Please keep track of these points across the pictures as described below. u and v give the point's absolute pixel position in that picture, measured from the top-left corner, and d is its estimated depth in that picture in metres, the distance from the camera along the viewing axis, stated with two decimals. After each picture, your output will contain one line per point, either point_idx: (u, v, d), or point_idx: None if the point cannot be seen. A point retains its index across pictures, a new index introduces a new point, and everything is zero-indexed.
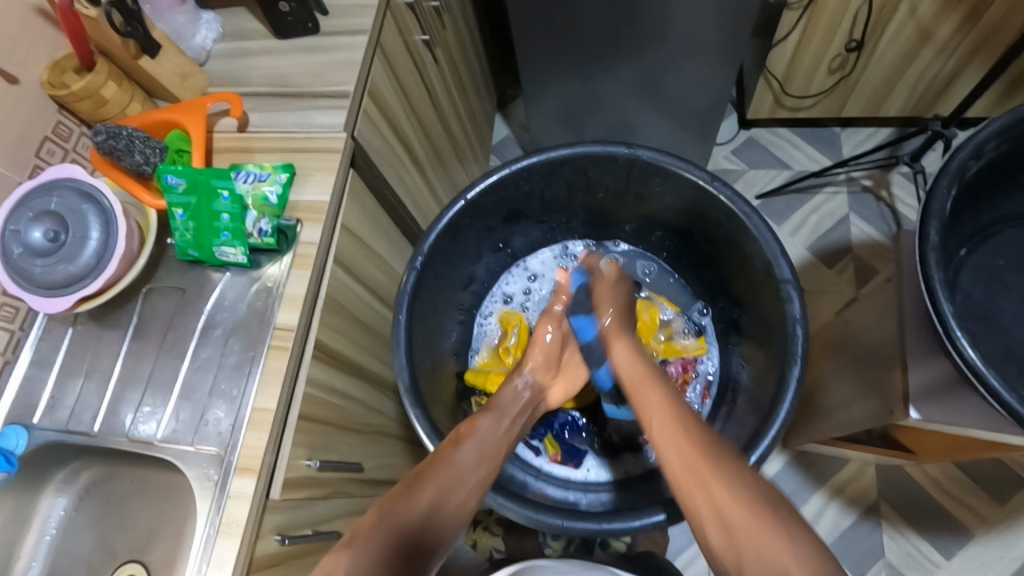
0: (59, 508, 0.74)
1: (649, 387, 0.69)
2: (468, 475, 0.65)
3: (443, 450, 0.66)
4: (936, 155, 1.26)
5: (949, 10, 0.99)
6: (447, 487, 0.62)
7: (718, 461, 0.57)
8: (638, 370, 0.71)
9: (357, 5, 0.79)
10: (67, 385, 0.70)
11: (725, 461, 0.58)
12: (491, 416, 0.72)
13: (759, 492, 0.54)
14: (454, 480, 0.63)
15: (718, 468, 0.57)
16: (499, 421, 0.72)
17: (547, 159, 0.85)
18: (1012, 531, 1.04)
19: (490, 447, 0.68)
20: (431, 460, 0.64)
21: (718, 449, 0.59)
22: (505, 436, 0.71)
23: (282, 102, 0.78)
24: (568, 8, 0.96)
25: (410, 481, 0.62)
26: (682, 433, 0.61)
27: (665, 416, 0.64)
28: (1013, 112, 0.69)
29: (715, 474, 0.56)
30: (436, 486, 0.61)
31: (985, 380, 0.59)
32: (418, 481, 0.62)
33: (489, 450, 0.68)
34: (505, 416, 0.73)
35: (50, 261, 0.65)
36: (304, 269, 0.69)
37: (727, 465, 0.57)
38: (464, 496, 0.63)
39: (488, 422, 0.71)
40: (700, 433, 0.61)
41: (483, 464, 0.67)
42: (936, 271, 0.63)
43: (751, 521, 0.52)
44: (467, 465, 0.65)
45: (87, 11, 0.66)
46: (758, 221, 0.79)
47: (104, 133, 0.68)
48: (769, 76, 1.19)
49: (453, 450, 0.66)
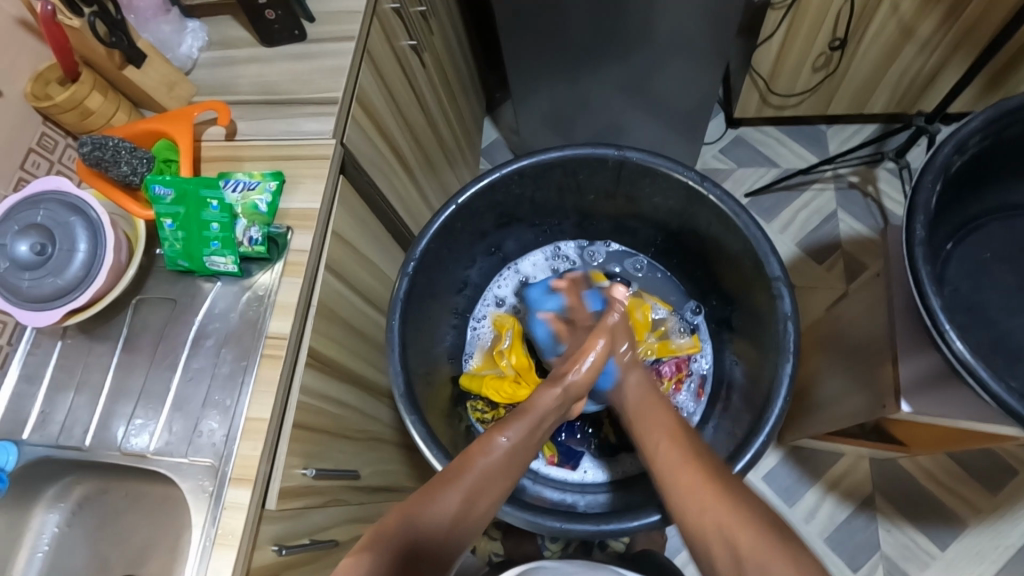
0: (51, 524, 0.73)
1: (658, 415, 0.73)
2: (497, 477, 0.67)
3: (471, 449, 0.69)
4: (920, 151, 1.27)
5: (929, 8, 1.00)
6: (479, 488, 0.66)
7: (723, 485, 0.60)
8: (649, 401, 0.76)
9: (343, 11, 0.79)
10: (57, 399, 0.69)
11: (729, 484, 0.60)
12: (521, 426, 0.72)
13: (768, 521, 0.55)
14: (483, 483, 0.66)
15: (719, 492, 0.60)
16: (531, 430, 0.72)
17: (536, 162, 0.85)
18: (1005, 521, 1.05)
19: (519, 453, 0.70)
20: (460, 462, 0.67)
21: (721, 472, 0.63)
22: (535, 443, 0.73)
23: (270, 110, 0.77)
24: (553, 11, 0.96)
25: (438, 482, 0.64)
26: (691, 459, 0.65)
27: (669, 445, 0.68)
28: (996, 108, 0.70)
29: (722, 496, 0.59)
30: (468, 486, 0.64)
31: (973, 371, 0.60)
32: (447, 480, 0.64)
33: (515, 459, 0.70)
34: (534, 428, 0.73)
35: (38, 275, 0.64)
36: (295, 277, 0.68)
37: (732, 487, 0.60)
38: (492, 491, 0.66)
39: (524, 429, 0.72)
40: (713, 465, 0.63)
41: (507, 475, 0.68)
42: (923, 265, 0.64)
43: (745, 539, 0.54)
44: (495, 469, 0.67)
45: (70, 22, 0.66)
46: (748, 220, 0.79)
47: (90, 144, 0.67)
48: (754, 75, 1.20)
49: (484, 455, 0.68)
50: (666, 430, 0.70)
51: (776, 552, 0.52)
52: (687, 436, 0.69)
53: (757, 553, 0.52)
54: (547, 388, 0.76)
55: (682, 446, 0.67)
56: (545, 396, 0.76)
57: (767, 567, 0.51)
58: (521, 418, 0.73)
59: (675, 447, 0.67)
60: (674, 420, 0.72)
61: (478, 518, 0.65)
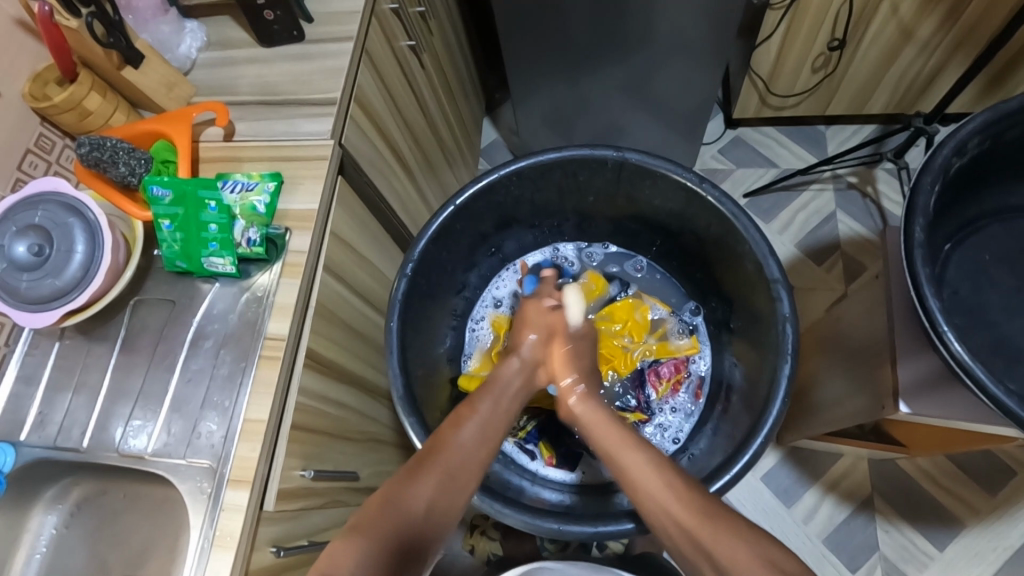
0: (49, 526, 0.73)
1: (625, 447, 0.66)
2: (471, 453, 0.64)
3: (443, 431, 0.66)
4: (919, 151, 1.27)
5: (929, 9, 1.00)
6: (450, 478, 0.62)
7: (718, 522, 0.58)
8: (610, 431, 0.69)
9: (342, 12, 0.79)
10: (56, 400, 0.69)
11: (722, 518, 0.58)
12: (490, 398, 0.71)
13: (774, 558, 0.54)
14: (456, 465, 0.63)
15: (712, 534, 0.57)
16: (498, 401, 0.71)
17: (536, 163, 0.85)
18: (1004, 522, 1.05)
19: (492, 425, 0.68)
20: (433, 443, 0.64)
21: (711, 509, 0.59)
22: (504, 417, 0.70)
23: (269, 110, 0.77)
24: (552, 11, 0.96)
25: (411, 471, 0.61)
26: (678, 493, 0.60)
27: (653, 474, 0.62)
28: (995, 109, 0.70)
29: (716, 534, 0.57)
30: (441, 471, 0.61)
31: (971, 374, 0.60)
32: (420, 468, 0.61)
33: (490, 430, 0.67)
34: (502, 398, 0.72)
35: (37, 275, 0.64)
36: (294, 278, 0.68)
37: (723, 524, 0.57)
38: (466, 478, 0.63)
39: (487, 405, 0.70)
40: (701, 503, 0.59)
41: (485, 441, 0.66)
42: (922, 267, 0.64)
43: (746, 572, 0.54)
44: (470, 444, 0.65)
45: (68, 23, 0.66)
46: (747, 222, 0.79)
47: (87, 145, 0.67)
48: (754, 76, 1.20)
49: (454, 433, 0.65)
50: (648, 454, 0.64)
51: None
52: (669, 469, 0.63)
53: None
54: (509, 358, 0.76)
55: (666, 475, 0.62)
56: (506, 366, 0.75)
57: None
58: (486, 390, 0.72)
59: (658, 476, 0.62)
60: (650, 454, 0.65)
61: (450, 505, 0.61)
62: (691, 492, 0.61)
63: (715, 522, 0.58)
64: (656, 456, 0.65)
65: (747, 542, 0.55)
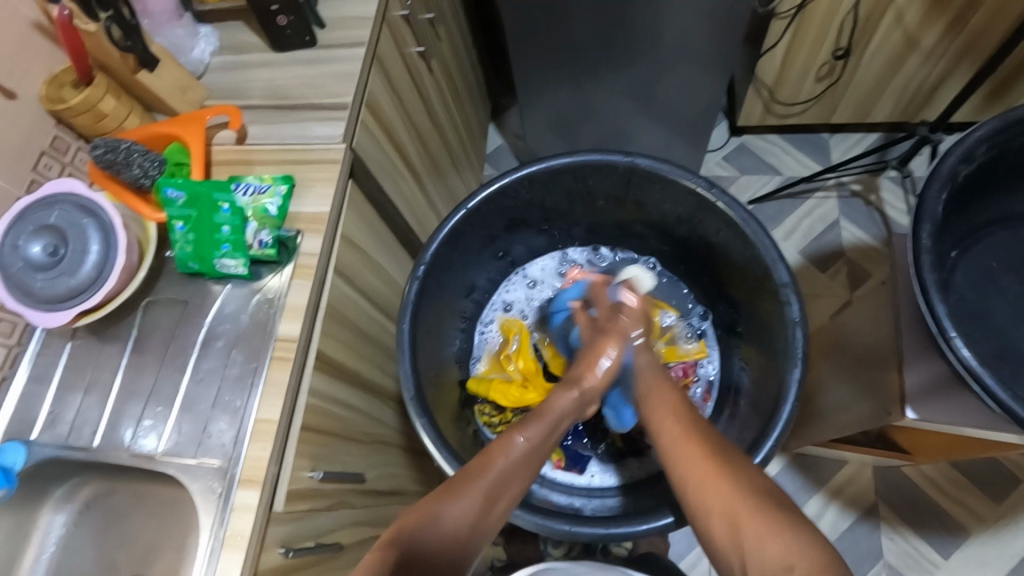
0: (58, 525, 0.73)
1: (665, 415, 0.68)
2: (524, 469, 0.64)
3: (490, 448, 0.65)
4: (924, 159, 1.28)
5: (933, 19, 1.01)
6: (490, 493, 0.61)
7: (727, 461, 0.59)
8: (662, 391, 0.72)
9: (355, 18, 0.80)
10: (67, 400, 0.69)
11: (731, 459, 0.59)
12: (536, 425, 0.67)
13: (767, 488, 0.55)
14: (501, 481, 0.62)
15: (728, 469, 0.58)
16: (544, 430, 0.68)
17: (546, 167, 0.86)
18: (1009, 530, 1.05)
19: (535, 454, 0.66)
20: (474, 466, 0.63)
21: (728, 452, 0.60)
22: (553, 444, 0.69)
23: (280, 114, 0.78)
24: (561, 17, 0.97)
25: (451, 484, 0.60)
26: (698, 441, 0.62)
27: (671, 421, 0.67)
28: (1001, 118, 0.71)
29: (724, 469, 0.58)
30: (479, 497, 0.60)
31: (980, 380, 0.60)
32: (453, 487, 0.60)
33: (534, 456, 0.66)
34: (549, 428, 0.68)
35: (51, 275, 0.65)
36: (305, 280, 0.69)
37: (736, 466, 0.58)
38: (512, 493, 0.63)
39: (541, 432, 0.68)
40: (717, 445, 0.61)
41: (531, 465, 0.65)
42: (929, 273, 0.64)
43: (744, 511, 0.53)
44: (511, 469, 0.63)
45: (86, 26, 0.67)
46: (756, 227, 0.80)
47: (103, 147, 0.68)
48: (759, 84, 1.21)
49: (498, 451, 0.64)
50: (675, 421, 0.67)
51: (774, 528, 0.50)
52: (691, 419, 0.66)
53: (752, 523, 0.52)
54: (564, 392, 0.72)
55: (687, 432, 0.64)
56: (556, 400, 0.71)
57: (764, 548, 0.50)
58: (538, 419, 0.68)
59: (681, 431, 0.64)
60: (680, 405, 0.69)
61: (494, 519, 0.60)
62: (708, 439, 0.63)
63: (730, 460, 0.59)
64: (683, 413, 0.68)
65: (744, 479, 0.57)
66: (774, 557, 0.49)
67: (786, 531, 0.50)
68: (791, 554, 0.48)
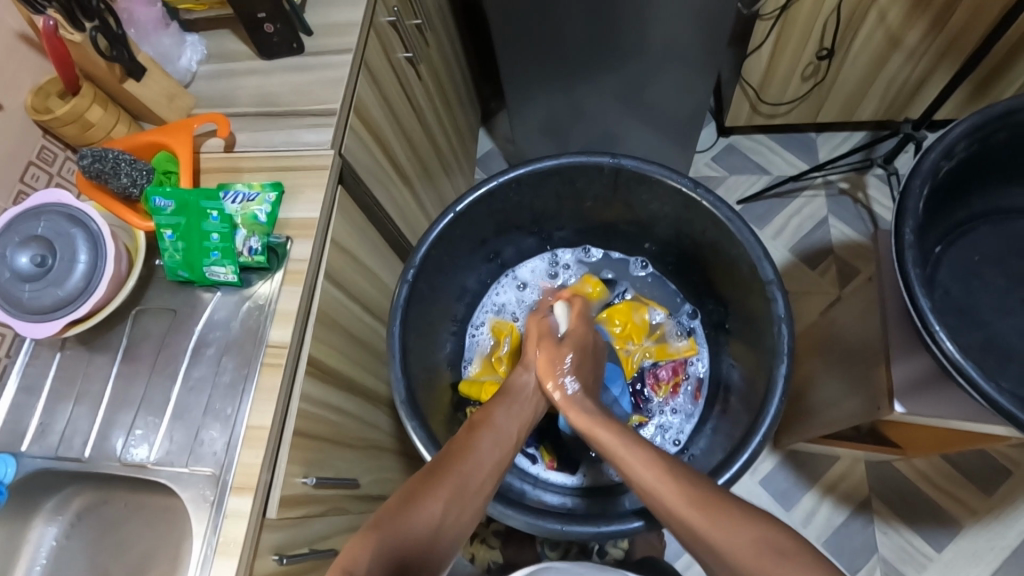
0: (50, 537, 0.73)
1: (624, 443, 0.66)
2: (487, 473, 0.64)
3: (460, 438, 0.66)
4: (908, 157, 1.29)
5: (914, 18, 1.03)
6: (461, 491, 0.60)
7: (710, 505, 0.56)
8: (608, 427, 0.68)
9: (342, 24, 0.80)
10: (57, 411, 0.69)
11: (716, 501, 0.56)
12: (503, 406, 0.71)
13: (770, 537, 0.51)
14: (472, 468, 0.63)
15: (710, 514, 0.55)
16: (510, 410, 0.72)
17: (533, 170, 0.86)
18: (1002, 522, 1.06)
19: (506, 439, 0.68)
20: (447, 454, 0.63)
21: (710, 493, 0.57)
22: (519, 426, 0.71)
23: (269, 121, 0.78)
24: (547, 21, 0.97)
25: (426, 479, 0.60)
26: (673, 482, 0.59)
27: (644, 467, 0.62)
28: (979, 114, 0.71)
29: (711, 517, 0.54)
30: (448, 493, 0.59)
31: (963, 372, 0.61)
32: (431, 481, 0.60)
33: (504, 443, 0.67)
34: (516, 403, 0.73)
35: (39, 286, 0.64)
36: (295, 286, 0.69)
37: (724, 509, 0.55)
38: (480, 487, 0.62)
39: (502, 416, 0.70)
40: (696, 487, 0.58)
41: (502, 453, 0.66)
42: (912, 268, 0.65)
43: (749, 567, 0.50)
44: (486, 453, 0.65)
45: (72, 37, 0.67)
46: (741, 225, 0.80)
47: (90, 156, 0.68)
48: (745, 85, 1.22)
49: (471, 439, 0.65)
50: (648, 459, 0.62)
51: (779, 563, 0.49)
52: (664, 460, 0.62)
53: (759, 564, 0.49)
54: (520, 370, 0.78)
55: (660, 470, 0.61)
56: (519, 378, 0.77)
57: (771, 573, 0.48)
58: (502, 398, 0.73)
59: (650, 474, 0.61)
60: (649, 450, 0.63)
61: (462, 517, 0.59)
62: (685, 478, 0.59)
63: (713, 502, 0.56)
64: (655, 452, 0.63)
65: (743, 521, 0.53)
66: None
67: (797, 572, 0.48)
68: None
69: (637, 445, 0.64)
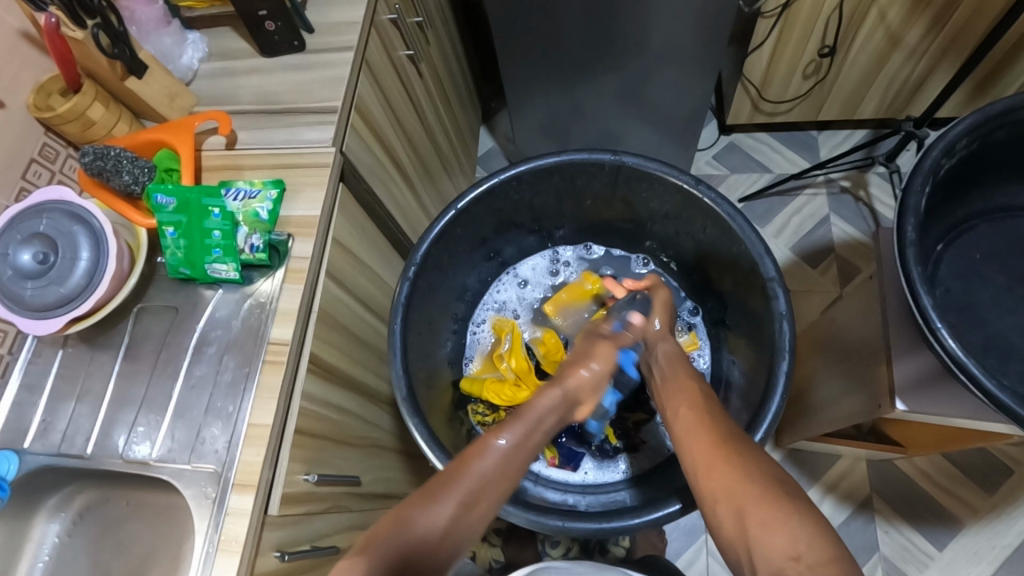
0: (52, 534, 0.73)
1: (683, 381, 0.73)
2: (500, 476, 0.64)
3: (477, 444, 0.66)
4: (910, 155, 1.29)
5: (915, 16, 1.03)
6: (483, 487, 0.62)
7: (731, 448, 0.60)
8: (679, 368, 0.75)
9: (342, 22, 0.80)
10: (59, 408, 0.69)
11: (739, 446, 0.61)
12: (518, 428, 0.68)
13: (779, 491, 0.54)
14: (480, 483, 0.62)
15: (732, 455, 0.60)
16: (528, 430, 0.68)
17: (534, 167, 0.86)
18: (1003, 520, 1.06)
19: (516, 455, 0.66)
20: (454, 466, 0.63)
21: (734, 438, 0.62)
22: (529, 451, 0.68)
23: (270, 119, 0.78)
24: (547, 19, 0.97)
25: (434, 484, 0.61)
26: (705, 424, 0.65)
27: (685, 409, 0.68)
28: (980, 112, 0.71)
29: (731, 462, 0.59)
30: (459, 496, 0.60)
31: (965, 370, 0.61)
32: (439, 487, 0.61)
33: (514, 458, 0.66)
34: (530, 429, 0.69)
35: (41, 284, 0.64)
36: (296, 283, 0.69)
37: (742, 455, 0.59)
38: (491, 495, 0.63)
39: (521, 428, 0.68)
40: (725, 430, 0.63)
41: (507, 471, 0.65)
42: (914, 266, 0.65)
43: (750, 505, 0.54)
44: (491, 470, 0.64)
45: (74, 34, 0.67)
46: (743, 222, 0.80)
47: (92, 153, 0.68)
48: (746, 83, 1.22)
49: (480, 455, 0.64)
50: (689, 398, 0.69)
51: (780, 514, 0.52)
52: (706, 405, 0.68)
53: (762, 517, 0.52)
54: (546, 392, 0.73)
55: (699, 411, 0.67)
56: (546, 398, 0.72)
57: (767, 522, 0.52)
58: (519, 419, 0.69)
59: (690, 411, 0.67)
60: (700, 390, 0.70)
61: (471, 523, 0.60)
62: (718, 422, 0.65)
63: (735, 445, 0.61)
64: (704, 394, 0.70)
65: (752, 474, 0.57)
66: (776, 547, 0.49)
67: (792, 521, 0.51)
68: (793, 539, 0.49)
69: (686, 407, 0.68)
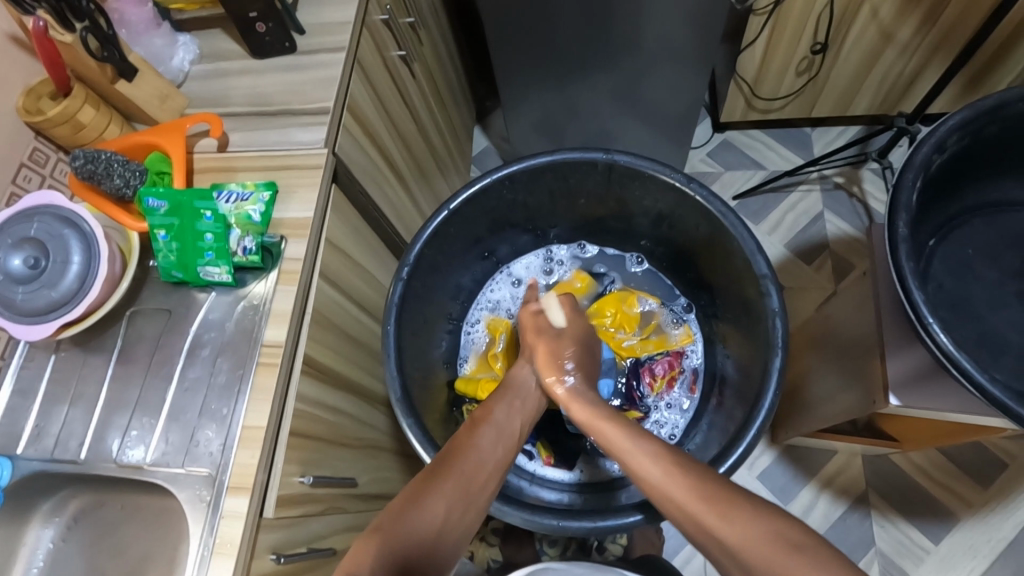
0: (47, 539, 0.73)
1: (625, 435, 0.65)
2: (488, 470, 0.63)
3: (460, 438, 0.66)
4: (903, 151, 1.30)
5: (907, 13, 1.03)
6: (463, 491, 0.60)
7: (717, 497, 0.55)
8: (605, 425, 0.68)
9: (333, 23, 0.80)
10: (52, 413, 0.69)
11: (725, 494, 0.55)
12: (492, 431, 0.67)
13: (782, 530, 0.50)
14: (474, 467, 0.63)
15: (716, 506, 0.54)
16: (511, 407, 0.72)
17: (527, 167, 0.86)
18: (998, 514, 1.06)
19: (505, 432, 0.68)
20: (449, 453, 0.63)
21: (714, 483, 0.56)
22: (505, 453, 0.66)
23: (261, 121, 0.78)
24: (539, 18, 0.97)
25: (425, 478, 0.60)
26: (678, 474, 0.58)
27: (647, 459, 0.61)
28: (971, 108, 0.72)
29: (720, 512, 0.53)
30: (455, 490, 0.59)
31: (957, 365, 0.61)
32: (434, 479, 0.60)
33: (506, 437, 0.68)
34: (503, 431, 0.68)
35: (32, 288, 0.64)
36: (290, 286, 0.69)
37: (730, 500, 0.54)
38: (483, 484, 0.62)
39: (502, 413, 0.70)
40: (704, 481, 0.57)
41: (500, 453, 0.66)
42: (906, 262, 0.65)
43: (750, 552, 0.50)
44: (487, 448, 0.65)
45: (62, 37, 0.67)
46: (734, 219, 0.81)
47: (82, 158, 0.67)
48: (740, 80, 1.22)
49: (471, 435, 0.66)
50: (645, 447, 0.62)
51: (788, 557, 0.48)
52: (672, 453, 0.61)
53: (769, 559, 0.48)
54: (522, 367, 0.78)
55: (663, 461, 0.60)
56: (518, 375, 0.77)
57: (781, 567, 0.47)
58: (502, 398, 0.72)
59: (652, 463, 0.60)
60: (651, 441, 0.63)
61: (465, 517, 0.59)
62: (693, 470, 0.58)
63: (718, 491, 0.55)
64: (660, 444, 0.62)
65: (757, 516, 0.51)
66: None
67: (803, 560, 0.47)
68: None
69: (644, 436, 0.64)
